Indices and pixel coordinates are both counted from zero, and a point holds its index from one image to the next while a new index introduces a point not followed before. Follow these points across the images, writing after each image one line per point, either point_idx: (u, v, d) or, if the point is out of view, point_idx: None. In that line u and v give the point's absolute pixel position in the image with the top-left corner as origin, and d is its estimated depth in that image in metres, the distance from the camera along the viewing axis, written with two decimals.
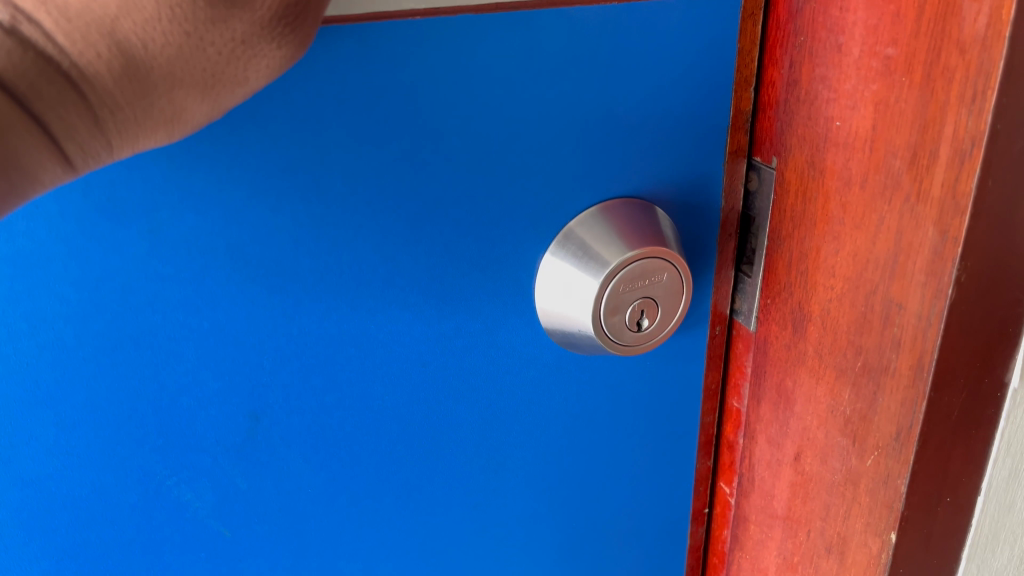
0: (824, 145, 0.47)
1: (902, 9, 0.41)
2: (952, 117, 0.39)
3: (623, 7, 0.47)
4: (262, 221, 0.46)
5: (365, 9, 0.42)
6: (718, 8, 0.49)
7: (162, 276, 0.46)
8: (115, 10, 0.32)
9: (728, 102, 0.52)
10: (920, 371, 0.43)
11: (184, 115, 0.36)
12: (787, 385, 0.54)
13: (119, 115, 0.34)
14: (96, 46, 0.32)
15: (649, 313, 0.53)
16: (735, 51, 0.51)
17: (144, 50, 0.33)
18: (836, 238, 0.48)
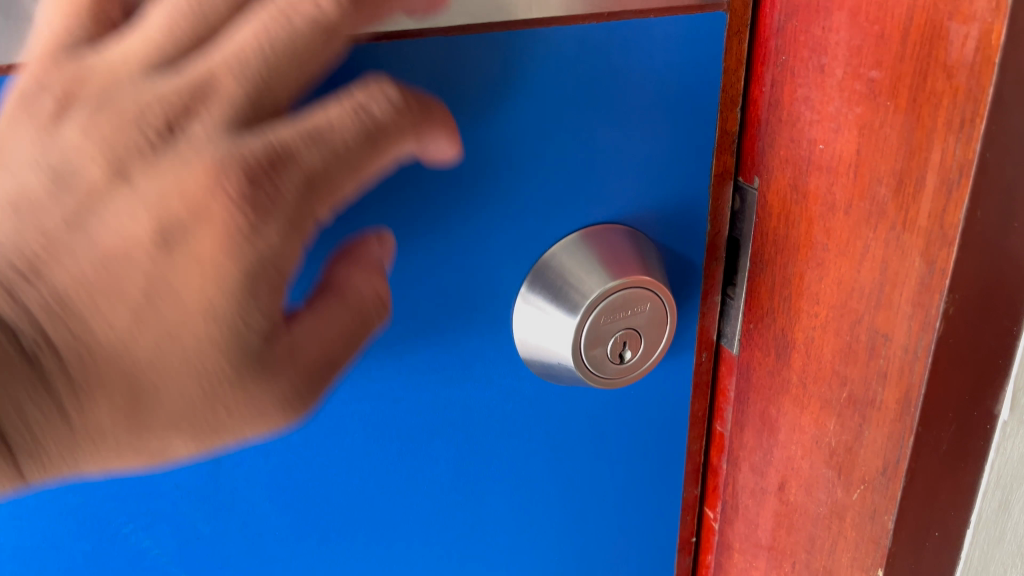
0: (807, 168, 0.46)
1: (886, 31, 0.39)
2: (940, 144, 0.37)
3: (601, 25, 0.45)
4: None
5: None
6: (701, 26, 0.47)
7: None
8: (144, 364, 0.36)
9: (713, 121, 0.51)
10: (908, 406, 0.42)
11: (169, 451, 0.39)
12: (771, 412, 0.53)
13: (100, 444, 0.38)
14: (112, 389, 0.36)
15: (632, 344, 0.52)
16: (720, 70, 0.49)
17: (146, 385, 0.37)
18: (819, 265, 0.46)
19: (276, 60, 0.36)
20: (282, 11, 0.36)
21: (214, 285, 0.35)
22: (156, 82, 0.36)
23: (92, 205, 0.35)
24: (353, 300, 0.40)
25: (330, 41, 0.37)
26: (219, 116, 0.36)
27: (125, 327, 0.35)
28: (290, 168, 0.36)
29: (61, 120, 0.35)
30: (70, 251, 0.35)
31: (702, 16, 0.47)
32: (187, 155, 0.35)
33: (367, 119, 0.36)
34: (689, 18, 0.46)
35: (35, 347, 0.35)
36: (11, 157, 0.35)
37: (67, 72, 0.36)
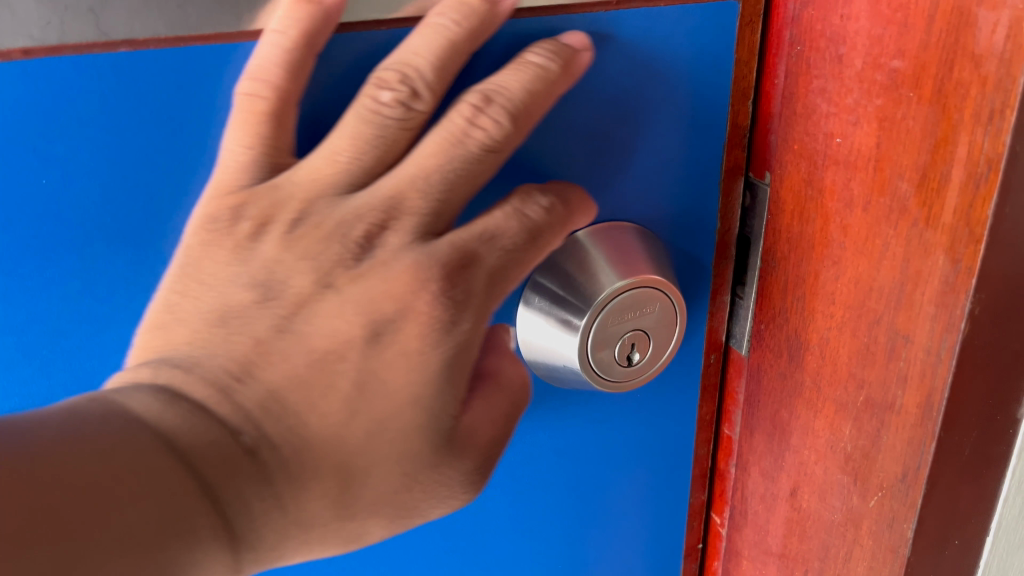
0: (822, 163, 0.44)
1: (909, 19, 0.37)
2: (965, 137, 0.36)
3: (609, 14, 0.44)
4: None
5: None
6: (712, 16, 0.46)
7: (99, 320, 0.44)
8: (359, 450, 0.40)
9: (724, 116, 0.50)
10: (929, 410, 0.40)
11: (361, 535, 0.42)
12: (783, 416, 0.51)
13: (305, 525, 0.40)
14: (325, 480, 0.39)
15: (640, 346, 0.52)
16: (730, 61, 0.48)
17: (356, 471, 0.40)
18: (835, 263, 0.44)
19: (451, 177, 0.40)
20: (458, 135, 0.40)
21: (420, 374, 0.40)
22: (353, 202, 0.40)
23: (305, 314, 0.39)
24: (506, 388, 0.46)
25: (501, 153, 0.41)
26: (412, 228, 0.40)
27: (339, 416, 0.39)
28: (478, 269, 0.41)
29: (261, 235, 0.40)
30: (284, 355, 0.38)
31: (713, 7, 0.46)
32: (392, 265, 0.40)
33: (526, 221, 0.43)
34: (699, 8, 0.46)
35: (251, 441, 0.37)
36: (209, 277, 0.40)
37: (262, 196, 0.40)
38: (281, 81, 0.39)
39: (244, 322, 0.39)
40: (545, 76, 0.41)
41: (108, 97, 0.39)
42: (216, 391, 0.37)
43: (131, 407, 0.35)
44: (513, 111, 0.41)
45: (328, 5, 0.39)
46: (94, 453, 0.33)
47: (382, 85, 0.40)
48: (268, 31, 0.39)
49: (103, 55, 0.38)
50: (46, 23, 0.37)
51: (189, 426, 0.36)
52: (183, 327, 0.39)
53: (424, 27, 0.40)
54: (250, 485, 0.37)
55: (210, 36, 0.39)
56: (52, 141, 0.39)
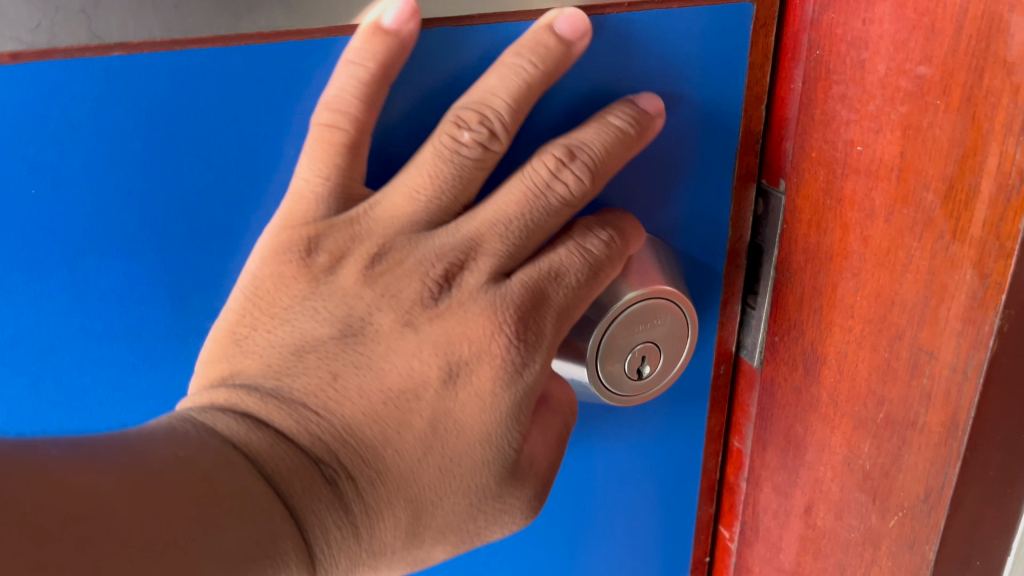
0: (842, 171, 0.43)
1: (937, 23, 0.36)
2: (996, 147, 0.34)
3: (620, 16, 0.43)
4: (207, 265, 0.44)
5: (328, 18, 0.38)
6: (726, 19, 0.44)
7: (92, 331, 0.44)
8: (429, 483, 0.42)
9: (737, 122, 0.48)
10: (954, 430, 0.39)
11: (427, 558, 0.44)
12: (798, 431, 0.50)
13: (378, 550, 0.42)
14: (396, 508, 0.42)
15: (651, 358, 0.51)
16: (744, 65, 0.46)
17: (427, 502, 0.42)
18: (855, 275, 0.43)
19: (530, 224, 0.43)
20: (540, 187, 0.42)
21: (491, 416, 0.42)
22: (431, 241, 0.42)
23: (383, 351, 0.42)
24: (556, 410, 0.47)
25: (574, 205, 0.43)
26: (486, 269, 0.42)
27: (413, 451, 0.42)
28: (547, 311, 0.43)
29: (337, 271, 0.42)
30: (360, 390, 0.41)
31: (727, 9, 0.44)
32: (467, 307, 0.42)
33: (588, 257, 0.44)
34: (713, 10, 0.44)
35: (333, 472, 0.40)
36: (288, 315, 0.42)
37: (339, 232, 0.41)
38: (358, 111, 0.39)
39: (323, 356, 0.41)
40: (624, 139, 0.43)
41: (99, 103, 0.38)
42: (296, 420, 0.40)
43: (216, 426, 0.39)
44: (593, 168, 0.43)
45: (405, 34, 0.39)
46: (197, 474, 0.35)
47: (461, 126, 0.41)
48: (346, 59, 0.39)
49: (95, 59, 0.37)
50: (38, 25, 0.35)
51: (272, 450, 0.39)
52: (266, 360, 0.42)
53: (501, 66, 0.41)
54: (329, 512, 0.40)
55: (206, 40, 0.38)
56: (42, 148, 0.38)
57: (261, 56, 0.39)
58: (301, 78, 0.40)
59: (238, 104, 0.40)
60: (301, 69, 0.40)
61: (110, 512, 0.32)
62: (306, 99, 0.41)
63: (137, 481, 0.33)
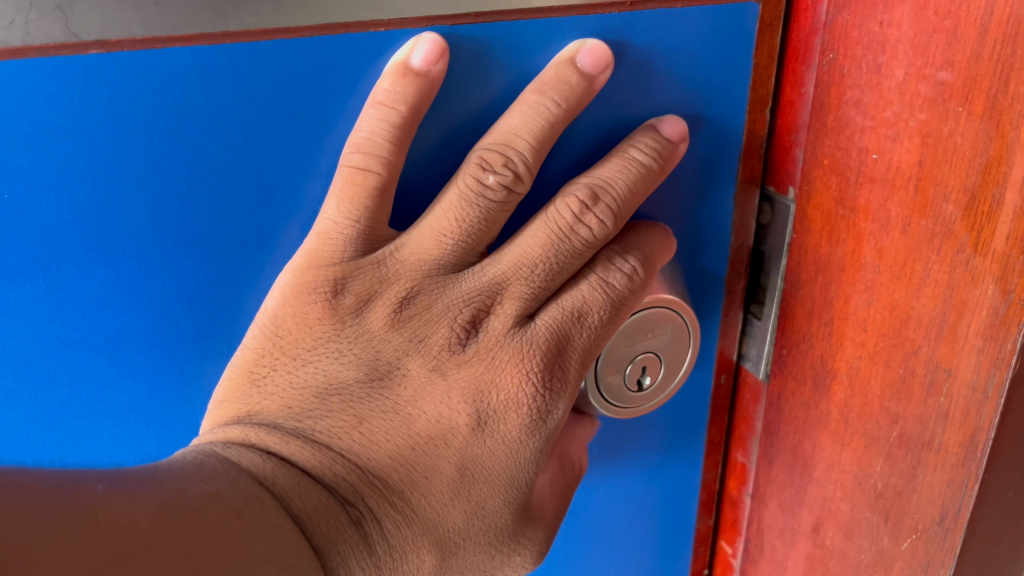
0: (856, 180, 0.41)
1: (959, 27, 0.34)
2: (1022, 157, 0.32)
3: (623, 14, 0.41)
4: (191, 274, 0.42)
5: (318, 15, 0.37)
6: (734, 19, 0.43)
7: (67, 342, 0.42)
8: (455, 527, 0.42)
9: (742, 127, 0.47)
10: (973, 451, 0.37)
11: None
12: (806, 447, 0.48)
13: None
14: (423, 553, 0.42)
15: (651, 370, 0.50)
16: (750, 67, 0.45)
17: (453, 547, 0.42)
18: (868, 288, 0.41)
19: (554, 266, 0.43)
20: (564, 230, 0.43)
21: (517, 459, 0.43)
22: (457, 286, 0.43)
23: (410, 393, 0.43)
24: (568, 468, 0.47)
25: (597, 247, 0.44)
26: (512, 312, 0.43)
27: (439, 493, 0.42)
28: (570, 355, 0.44)
29: (363, 314, 0.43)
30: (385, 431, 0.42)
31: (735, 9, 0.42)
32: (493, 351, 0.43)
33: (612, 294, 0.44)
34: (720, 10, 0.42)
35: (359, 514, 0.41)
36: (313, 358, 0.43)
37: (365, 274, 0.42)
38: (389, 154, 0.39)
39: (348, 398, 0.42)
40: (647, 174, 0.43)
41: (76, 105, 0.36)
42: (321, 460, 0.41)
43: (241, 462, 0.39)
44: (616, 211, 0.43)
45: (434, 74, 0.38)
46: (231, 510, 0.35)
47: (486, 168, 0.41)
48: (374, 100, 0.39)
49: (72, 59, 0.35)
50: (10, 22, 0.33)
51: (298, 487, 0.39)
52: (292, 400, 0.43)
53: (523, 105, 0.40)
54: (354, 553, 0.40)
55: (188, 38, 0.36)
56: (16, 153, 0.36)
57: (246, 55, 0.37)
58: (288, 77, 0.38)
59: (222, 105, 0.38)
60: (288, 68, 0.38)
61: (153, 556, 0.30)
62: (294, 100, 0.39)
63: (177, 518, 0.32)
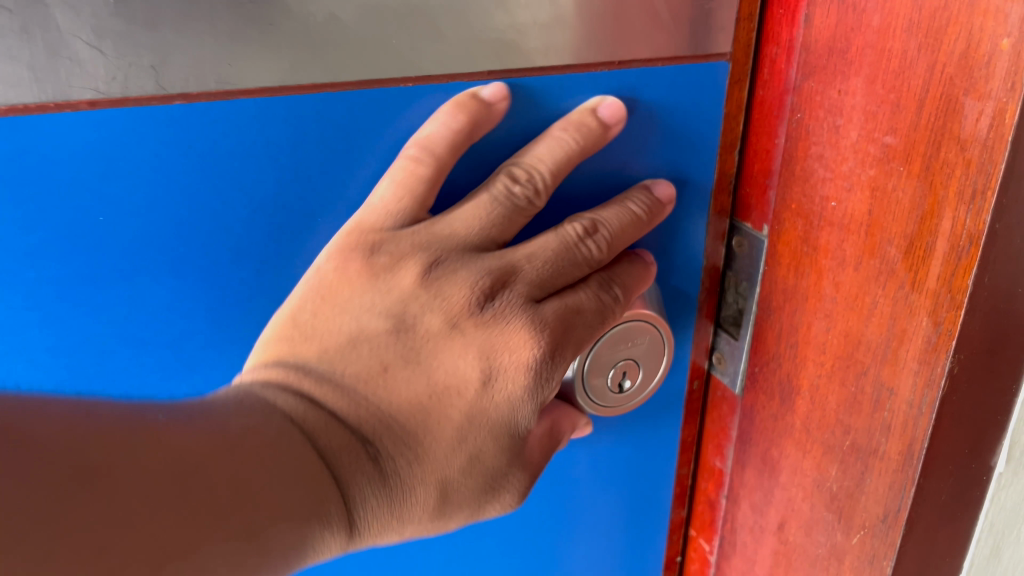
0: (818, 223, 0.47)
1: (901, 100, 0.41)
2: (950, 212, 0.39)
3: (613, 73, 0.48)
4: (244, 284, 0.49)
5: (361, 72, 0.44)
6: (709, 76, 0.50)
7: (139, 340, 0.49)
8: (457, 470, 0.48)
9: (713, 165, 0.54)
10: (910, 458, 0.43)
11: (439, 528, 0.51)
12: (774, 454, 0.55)
13: (405, 521, 0.48)
14: (428, 489, 0.48)
15: (631, 373, 0.57)
16: (720, 115, 0.52)
17: (452, 486, 0.48)
18: (827, 316, 0.48)
19: (559, 266, 0.50)
20: (568, 245, 0.50)
21: (516, 412, 0.48)
22: (477, 260, 0.48)
23: (431, 348, 0.47)
24: (557, 430, 0.53)
25: (592, 269, 0.51)
26: (522, 290, 0.48)
27: (447, 438, 0.47)
28: (567, 336, 0.50)
29: (395, 272, 0.47)
30: (406, 381, 0.47)
31: (709, 67, 0.50)
32: (506, 317, 0.48)
33: (604, 302, 0.51)
34: (694, 68, 0.49)
35: (377, 452, 0.46)
36: (345, 305, 0.47)
37: (399, 242, 0.47)
38: (444, 151, 0.46)
39: (377, 347, 0.46)
40: (638, 223, 0.51)
41: (161, 144, 0.43)
42: (348, 402, 0.45)
43: (279, 403, 0.43)
44: (609, 244, 0.51)
45: (495, 109, 0.47)
46: (262, 443, 0.40)
47: (515, 178, 0.49)
48: (442, 109, 0.46)
49: (160, 107, 0.42)
50: (112, 79, 0.40)
51: (326, 428, 0.44)
52: (317, 342, 0.46)
53: (550, 136, 0.48)
54: (370, 484, 0.45)
55: (255, 90, 0.43)
56: (110, 183, 0.43)
57: (301, 105, 0.44)
58: (333, 123, 0.45)
59: (279, 145, 0.45)
60: (334, 115, 0.45)
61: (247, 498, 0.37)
62: (337, 142, 0.46)
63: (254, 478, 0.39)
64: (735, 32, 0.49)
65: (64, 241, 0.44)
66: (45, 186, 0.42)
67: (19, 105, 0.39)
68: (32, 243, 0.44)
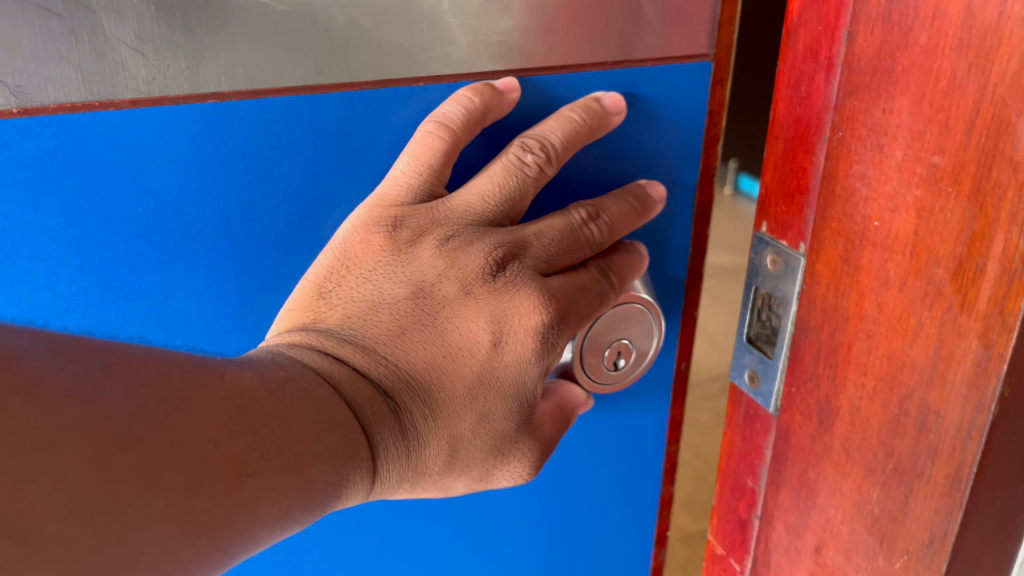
0: (860, 243, 0.47)
1: (950, 120, 0.40)
2: (1001, 234, 0.38)
3: (608, 72, 0.58)
4: (270, 269, 0.58)
5: (377, 74, 0.53)
6: (689, 74, 0.59)
7: (176, 321, 0.58)
8: (471, 426, 0.54)
9: (697, 159, 0.64)
10: (957, 483, 0.43)
11: (452, 487, 0.57)
12: (811, 475, 0.54)
13: (421, 473, 0.54)
14: (443, 444, 0.54)
15: (625, 354, 0.67)
16: (702, 112, 0.62)
17: (466, 441, 0.55)
18: (869, 336, 0.47)
19: (564, 243, 0.58)
20: (575, 226, 0.58)
21: (525, 374, 0.55)
22: (491, 236, 0.55)
23: (446, 313, 0.54)
24: (563, 408, 0.63)
25: (594, 248, 0.59)
26: (529, 265, 0.56)
27: (460, 397, 0.54)
28: (571, 307, 0.57)
29: (417, 248, 0.55)
30: (423, 343, 0.53)
31: (689, 66, 0.59)
32: (517, 285, 0.54)
33: (605, 279, 0.60)
34: (678, 67, 0.59)
35: (396, 407, 0.52)
36: (374, 274, 0.54)
37: (420, 215, 0.55)
38: (458, 128, 0.54)
39: (397, 312, 0.53)
40: (630, 212, 0.60)
41: (196, 139, 0.52)
42: (369, 360, 0.52)
43: (304, 358, 0.50)
44: (608, 227, 0.60)
45: (508, 99, 0.56)
46: (303, 389, 0.46)
47: (526, 150, 0.57)
48: (459, 92, 0.55)
49: (195, 105, 0.51)
50: (152, 79, 0.49)
51: (350, 379, 0.50)
52: (346, 309, 0.54)
53: (558, 116, 0.57)
54: (390, 435, 0.51)
55: (281, 90, 0.52)
56: (146, 173, 0.52)
57: (316, 103, 0.53)
58: (343, 121, 0.54)
59: (296, 141, 0.54)
60: (349, 114, 0.54)
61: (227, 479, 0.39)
62: (347, 137, 0.55)
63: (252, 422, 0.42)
64: (717, 34, 0.58)
65: (103, 229, 0.53)
66: (88, 178, 0.51)
67: (67, 103, 0.48)
68: (76, 232, 0.52)
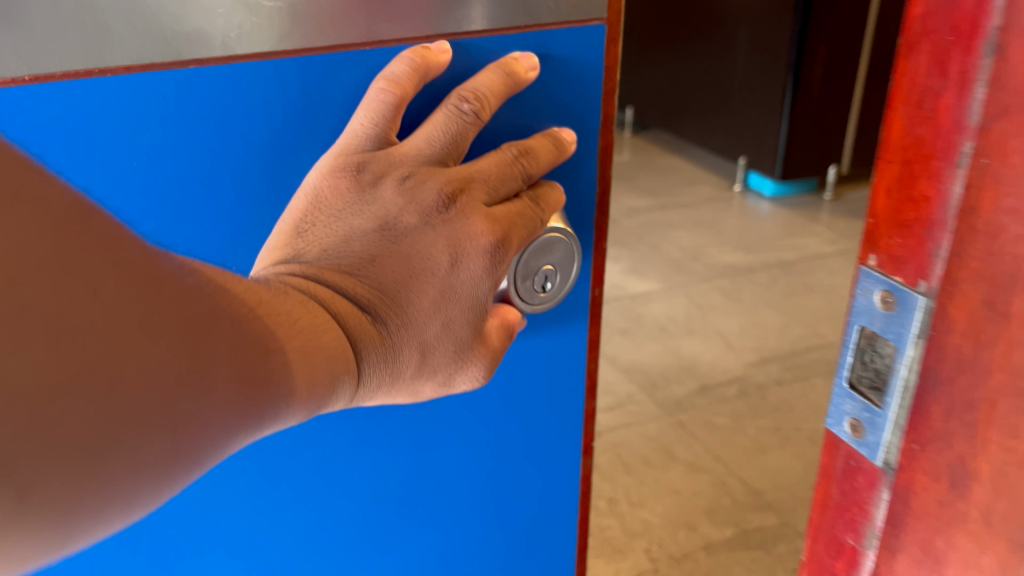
0: (1010, 287, 0.40)
1: None
2: None
3: (519, 35, 0.63)
4: (248, 213, 0.62)
5: (326, 39, 0.58)
6: (588, 34, 0.65)
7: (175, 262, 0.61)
8: (435, 334, 0.57)
9: (598, 109, 0.70)
10: None
11: (420, 392, 0.60)
12: (938, 545, 0.48)
13: (395, 378, 0.57)
14: (413, 351, 0.56)
15: (552, 278, 0.68)
16: (600, 68, 0.68)
17: (433, 348, 0.57)
18: (1019, 395, 0.41)
19: (505, 181, 0.60)
20: (509, 165, 0.60)
21: (481, 289, 0.57)
22: (440, 173, 0.57)
23: (409, 241, 0.55)
24: (509, 318, 0.64)
25: (525, 182, 0.62)
26: (477, 198, 0.57)
27: (426, 310, 0.56)
28: (514, 231, 0.59)
29: (378, 188, 0.55)
30: (393, 265, 0.54)
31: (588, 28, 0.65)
32: (466, 215, 0.56)
33: (537, 212, 0.62)
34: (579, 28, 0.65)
35: (371, 321, 0.53)
36: (340, 211, 0.55)
37: (379, 162, 0.56)
38: (403, 85, 0.58)
39: (366, 242, 0.54)
40: (554, 152, 0.64)
41: (182, 99, 0.56)
42: (347, 282, 0.53)
43: (290, 283, 0.51)
44: (540, 167, 0.63)
45: (441, 58, 0.60)
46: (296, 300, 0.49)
47: (463, 101, 0.59)
48: (403, 54, 0.59)
49: (179, 71, 0.55)
50: (141, 46, 0.54)
51: (333, 299, 0.52)
52: (321, 241, 0.54)
53: (487, 70, 0.61)
54: (370, 345, 0.53)
55: (249, 55, 0.57)
56: (142, 130, 0.56)
57: (286, 66, 0.58)
58: (307, 82, 0.59)
59: (269, 100, 0.59)
60: (312, 77, 0.59)
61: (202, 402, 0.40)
62: (312, 95, 0.60)
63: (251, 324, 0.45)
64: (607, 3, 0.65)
65: (109, 179, 0.57)
66: (92, 135, 0.55)
67: (73, 71, 0.53)
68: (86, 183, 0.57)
